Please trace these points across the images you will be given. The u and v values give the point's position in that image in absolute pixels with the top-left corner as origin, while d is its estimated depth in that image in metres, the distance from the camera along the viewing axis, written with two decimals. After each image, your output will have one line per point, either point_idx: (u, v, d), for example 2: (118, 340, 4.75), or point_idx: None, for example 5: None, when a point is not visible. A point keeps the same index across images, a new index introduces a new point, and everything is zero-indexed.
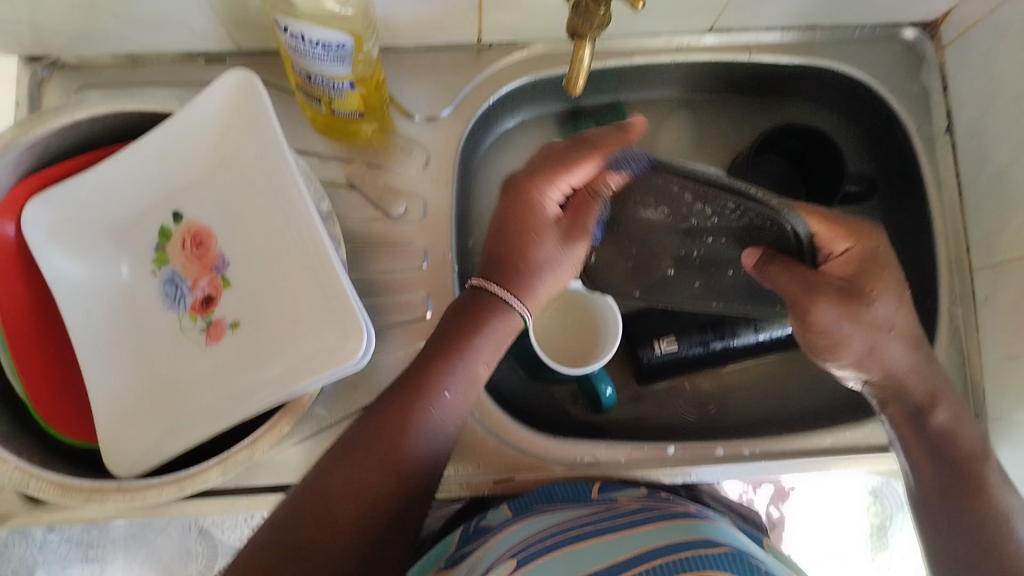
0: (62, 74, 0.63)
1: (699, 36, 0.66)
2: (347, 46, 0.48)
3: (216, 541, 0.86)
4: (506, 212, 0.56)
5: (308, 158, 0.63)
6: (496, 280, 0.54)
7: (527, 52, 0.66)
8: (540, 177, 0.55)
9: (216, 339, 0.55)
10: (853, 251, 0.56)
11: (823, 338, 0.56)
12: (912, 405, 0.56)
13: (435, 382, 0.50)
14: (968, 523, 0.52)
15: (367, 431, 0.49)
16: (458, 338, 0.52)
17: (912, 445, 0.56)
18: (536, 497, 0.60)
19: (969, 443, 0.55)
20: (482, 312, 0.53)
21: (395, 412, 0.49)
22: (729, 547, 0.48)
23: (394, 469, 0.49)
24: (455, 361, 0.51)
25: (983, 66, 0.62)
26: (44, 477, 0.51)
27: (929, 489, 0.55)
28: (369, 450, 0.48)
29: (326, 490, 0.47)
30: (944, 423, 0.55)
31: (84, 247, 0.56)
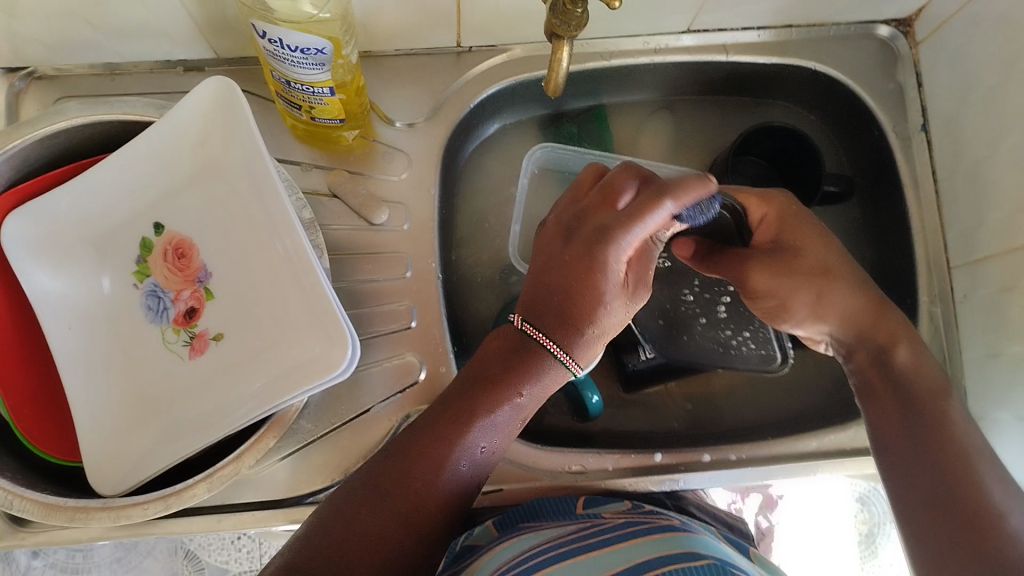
0: (39, 85, 0.62)
1: (677, 37, 0.67)
2: (325, 51, 0.48)
3: (202, 564, 0.87)
4: (559, 257, 0.51)
5: (289, 167, 0.62)
6: (550, 334, 0.51)
7: (509, 55, 0.66)
8: (612, 229, 0.49)
9: (200, 352, 0.54)
10: (768, 216, 0.59)
11: (771, 301, 0.59)
12: (872, 348, 0.55)
13: (474, 431, 0.49)
14: (929, 459, 0.49)
15: (397, 468, 0.48)
16: (500, 387, 0.50)
17: (877, 386, 0.54)
18: (522, 514, 0.59)
19: (928, 380, 0.53)
20: (530, 359, 0.51)
21: (429, 457, 0.48)
22: (714, 559, 0.48)
23: (419, 516, 0.48)
24: (494, 409, 0.50)
25: (957, 62, 0.63)
26: (27, 496, 0.50)
27: (893, 432, 0.52)
28: (397, 488, 0.48)
29: (348, 531, 0.46)
30: (906, 362, 0.53)
31: (65, 262, 0.55)
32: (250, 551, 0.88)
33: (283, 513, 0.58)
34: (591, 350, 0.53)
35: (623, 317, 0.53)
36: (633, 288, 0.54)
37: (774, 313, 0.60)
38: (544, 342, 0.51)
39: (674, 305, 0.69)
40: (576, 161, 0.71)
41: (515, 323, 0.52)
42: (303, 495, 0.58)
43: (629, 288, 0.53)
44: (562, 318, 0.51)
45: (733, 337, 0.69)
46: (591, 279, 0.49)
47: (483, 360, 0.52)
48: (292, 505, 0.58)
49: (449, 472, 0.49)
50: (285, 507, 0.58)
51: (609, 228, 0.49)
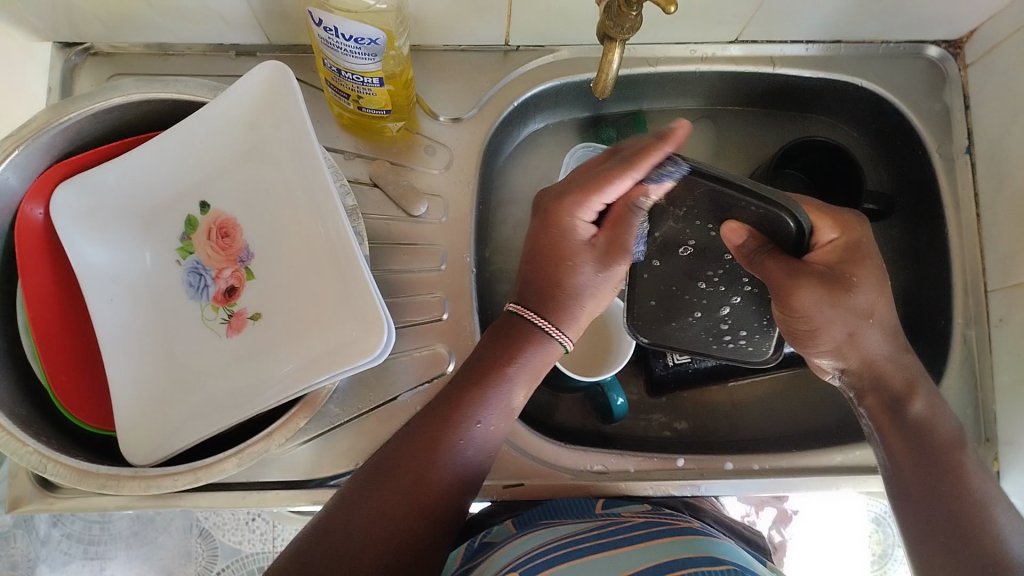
0: (95, 61, 0.64)
1: (724, 47, 0.67)
2: (378, 42, 0.49)
3: (216, 543, 0.88)
4: (542, 225, 0.56)
5: (334, 155, 0.63)
6: (540, 311, 0.55)
7: (554, 55, 0.67)
8: (575, 197, 0.54)
9: (237, 330, 0.55)
10: (838, 241, 0.54)
11: (801, 323, 0.55)
12: (885, 395, 0.55)
13: (475, 410, 0.52)
14: (946, 515, 0.50)
15: (398, 449, 0.50)
16: (498, 364, 0.53)
17: (888, 435, 0.55)
18: (541, 513, 0.60)
19: (946, 434, 0.53)
20: (522, 340, 0.55)
21: (433, 435, 0.51)
22: (734, 565, 0.48)
23: (427, 497, 0.50)
24: (492, 389, 0.53)
25: (1007, 88, 0.63)
26: (61, 461, 0.51)
27: (908, 483, 0.53)
28: (401, 468, 0.50)
29: (359, 513, 0.48)
30: (921, 414, 0.54)
31: (110, 234, 0.56)
32: (263, 533, 0.89)
33: (305, 492, 0.59)
34: (578, 322, 0.57)
35: (602, 288, 0.56)
36: (603, 254, 0.56)
37: (795, 334, 0.56)
38: (530, 318, 0.55)
39: (682, 295, 0.61)
40: None
41: (509, 309, 0.57)
42: (327, 479, 0.59)
43: (598, 254, 0.56)
44: (544, 293, 0.56)
45: (729, 341, 0.63)
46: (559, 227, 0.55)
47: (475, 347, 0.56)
48: (316, 486, 0.59)
49: (450, 448, 0.51)
50: (309, 487, 0.59)
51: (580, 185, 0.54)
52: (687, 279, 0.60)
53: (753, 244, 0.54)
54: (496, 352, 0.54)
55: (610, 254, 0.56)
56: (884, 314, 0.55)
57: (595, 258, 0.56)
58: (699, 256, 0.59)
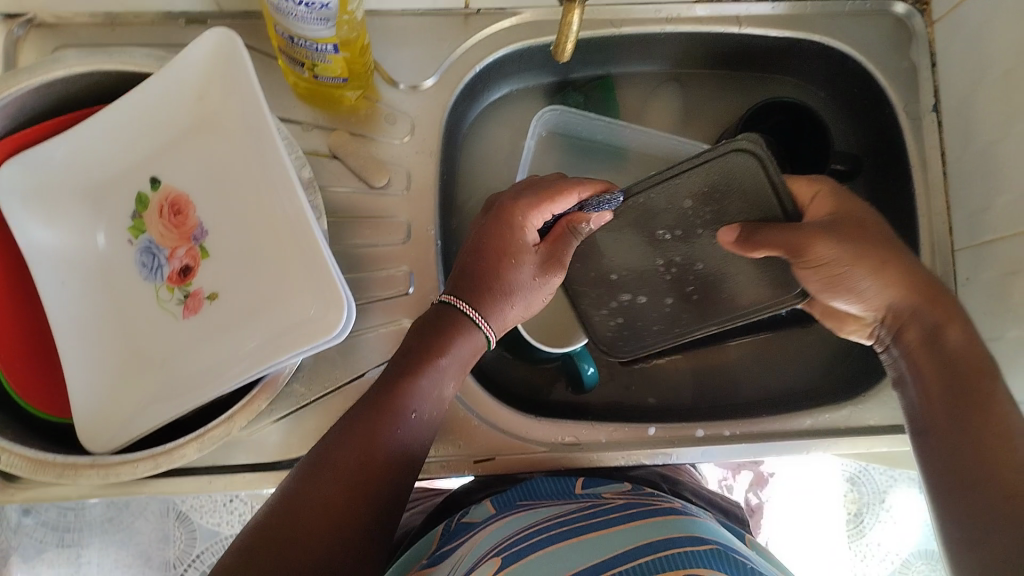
0: (39, 33, 0.61)
1: (689, 7, 0.66)
2: (330, 6, 0.47)
3: (195, 525, 0.87)
4: (481, 229, 0.57)
5: (291, 126, 0.61)
6: (469, 301, 0.54)
7: (517, 19, 0.65)
8: (521, 202, 0.56)
9: (194, 311, 0.53)
10: (821, 194, 0.56)
11: (835, 269, 0.53)
12: (928, 323, 0.52)
13: (409, 392, 0.51)
14: (967, 441, 0.48)
15: (338, 438, 0.49)
16: (426, 350, 0.52)
17: (921, 366, 0.52)
18: (519, 493, 0.60)
19: (979, 362, 0.51)
20: (450, 325, 0.54)
21: (371, 419, 0.50)
22: (717, 544, 0.47)
23: (366, 484, 0.49)
24: (423, 373, 0.52)
25: (974, 42, 0.62)
26: (15, 450, 0.49)
27: (933, 413, 0.50)
28: (337, 454, 0.48)
29: (298, 503, 0.46)
30: (957, 343, 0.51)
31: (59, 214, 0.54)
32: (242, 514, 0.87)
33: (275, 474, 0.58)
34: (503, 316, 0.56)
35: (533, 294, 0.57)
36: (542, 262, 0.57)
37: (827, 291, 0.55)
38: (460, 306, 0.54)
39: (641, 262, 0.63)
40: (586, 125, 0.71)
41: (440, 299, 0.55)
42: (295, 459, 0.58)
43: (537, 259, 0.57)
44: (477, 282, 0.55)
45: (605, 315, 0.66)
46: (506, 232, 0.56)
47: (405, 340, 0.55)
48: (284, 468, 0.58)
49: (390, 432, 0.50)
50: (277, 470, 0.58)
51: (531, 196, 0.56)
52: (651, 257, 0.62)
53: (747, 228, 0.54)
54: (429, 339, 0.53)
55: (552, 265, 0.57)
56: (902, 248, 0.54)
57: (534, 261, 0.57)
58: (674, 242, 0.60)
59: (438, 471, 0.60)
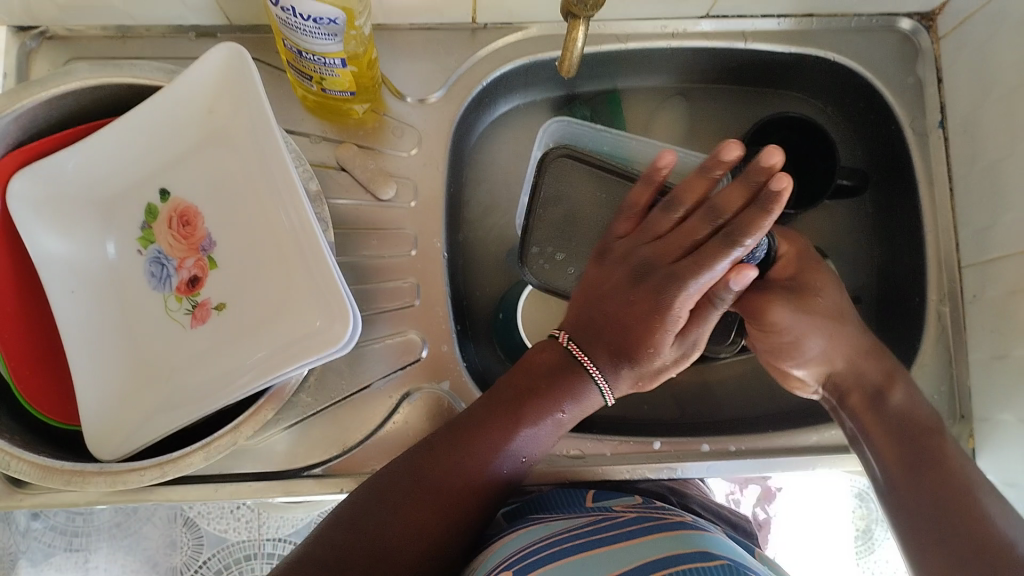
0: (51, 45, 0.62)
1: (695, 22, 0.66)
2: (338, 22, 0.48)
3: (201, 531, 0.86)
4: (618, 293, 0.54)
5: (298, 138, 0.62)
6: (598, 362, 0.54)
7: (523, 33, 0.65)
8: (678, 280, 0.51)
9: (201, 321, 0.54)
10: (789, 253, 0.60)
11: (784, 337, 0.57)
12: (870, 387, 0.56)
13: (518, 436, 0.53)
14: (924, 495, 0.50)
15: (441, 468, 0.51)
16: (544, 399, 0.53)
17: (871, 428, 0.55)
18: (533, 507, 0.60)
19: (926, 420, 0.54)
20: (571, 377, 0.54)
21: (472, 454, 0.51)
22: (728, 559, 0.47)
23: (457, 505, 0.51)
24: (538, 421, 0.53)
25: (979, 60, 0.62)
26: (24, 457, 0.50)
27: (891, 472, 0.53)
28: (437, 480, 0.50)
29: (391, 511, 0.49)
30: (900, 402, 0.55)
31: (70, 224, 0.55)
32: (248, 521, 0.86)
33: (279, 484, 0.58)
34: (627, 370, 0.55)
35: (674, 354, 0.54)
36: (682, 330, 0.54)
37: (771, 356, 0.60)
38: (584, 364, 0.54)
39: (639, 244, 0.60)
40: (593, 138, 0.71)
41: (560, 340, 0.56)
42: (300, 468, 0.58)
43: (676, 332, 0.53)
44: (600, 335, 0.54)
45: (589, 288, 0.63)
46: (656, 322, 0.52)
47: (524, 372, 0.55)
48: (288, 477, 0.58)
49: (487, 469, 0.52)
50: (282, 478, 0.58)
51: (680, 273, 0.51)
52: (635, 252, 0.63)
53: None
54: (552, 387, 0.54)
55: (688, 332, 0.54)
56: (850, 314, 0.59)
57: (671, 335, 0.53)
58: None
59: None
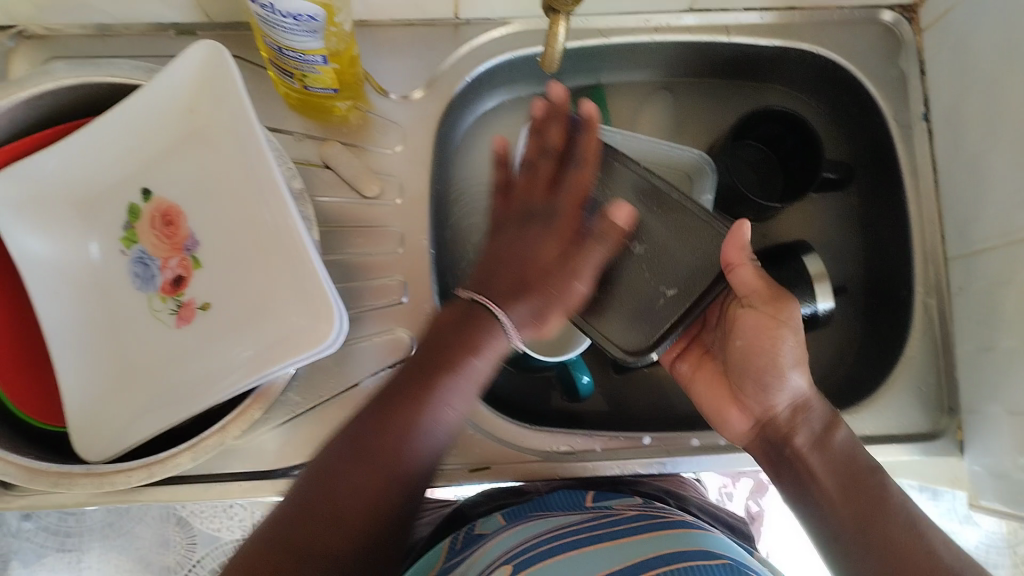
0: (30, 44, 0.62)
1: (677, 17, 0.66)
2: (318, 18, 0.47)
3: (195, 530, 0.86)
4: (516, 242, 0.54)
5: (282, 136, 0.61)
6: (496, 299, 0.51)
7: (507, 28, 0.65)
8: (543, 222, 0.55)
9: (187, 321, 0.54)
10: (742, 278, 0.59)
11: (760, 351, 0.55)
12: (814, 426, 0.55)
13: (440, 390, 0.48)
14: (878, 543, 0.50)
15: (365, 434, 0.46)
16: (459, 353, 0.49)
17: (815, 470, 0.54)
18: (530, 507, 0.60)
19: (865, 462, 0.53)
20: (481, 327, 0.50)
21: (392, 423, 0.46)
22: (728, 559, 0.48)
23: (390, 478, 0.46)
24: (455, 376, 0.48)
25: (962, 51, 0.62)
26: (8, 459, 0.50)
27: (840, 517, 0.52)
28: (363, 461, 0.46)
29: (321, 502, 0.45)
30: (844, 443, 0.54)
31: (53, 226, 0.55)
32: (242, 519, 0.86)
33: (267, 483, 0.58)
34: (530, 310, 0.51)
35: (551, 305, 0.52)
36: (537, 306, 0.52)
37: (714, 415, 0.61)
38: (493, 309, 0.50)
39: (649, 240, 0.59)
40: None
41: (465, 296, 0.51)
42: (290, 467, 0.58)
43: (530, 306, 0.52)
44: (517, 286, 0.52)
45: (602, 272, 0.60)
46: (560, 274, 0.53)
47: (436, 330, 0.51)
48: (279, 476, 0.58)
49: (413, 436, 0.47)
50: (273, 477, 0.58)
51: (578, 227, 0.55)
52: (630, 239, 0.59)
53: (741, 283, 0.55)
54: (462, 339, 0.49)
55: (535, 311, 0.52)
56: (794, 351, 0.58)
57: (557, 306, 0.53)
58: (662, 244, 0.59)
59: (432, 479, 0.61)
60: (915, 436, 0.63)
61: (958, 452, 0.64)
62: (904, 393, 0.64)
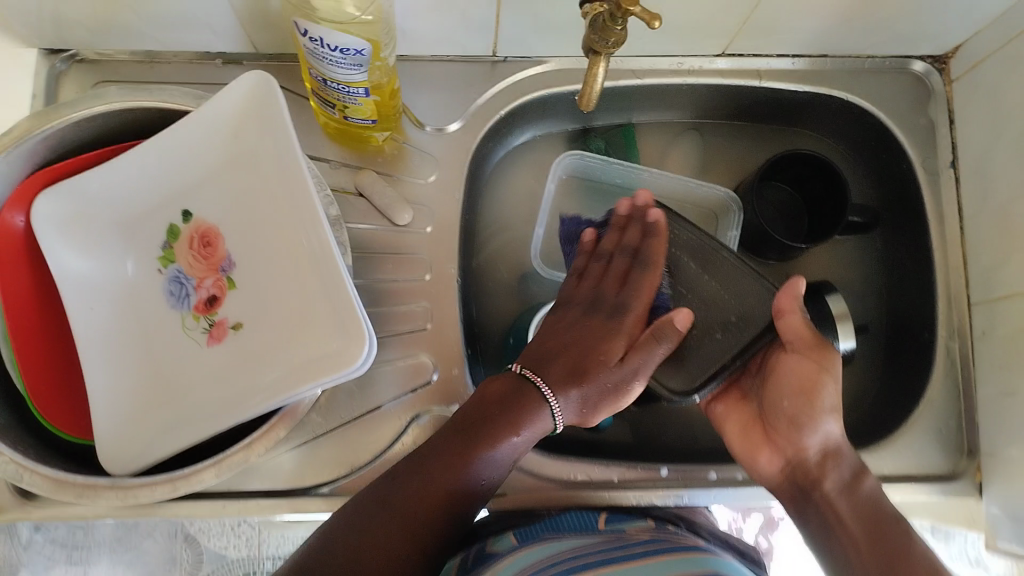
0: (80, 68, 0.63)
1: (710, 60, 0.67)
2: (364, 53, 0.49)
3: (201, 547, 0.82)
4: (570, 333, 0.58)
5: (319, 163, 0.63)
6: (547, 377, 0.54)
7: (543, 66, 0.67)
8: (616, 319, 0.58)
9: (218, 340, 0.55)
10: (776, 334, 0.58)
11: (799, 393, 0.56)
12: (843, 473, 0.55)
13: (478, 461, 0.51)
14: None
15: (401, 489, 0.50)
16: (501, 427, 0.51)
17: (842, 513, 0.53)
18: (544, 526, 0.58)
19: (890, 513, 0.52)
20: (525, 405, 0.53)
21: (426, 482, 0.50)
22: None
23: (417, 530, 0.49)
24: (494, 447, 0.51)
25: (992, 102, 0.63)
26: (39, 471, 0.51)
27: (864, 561, 0.50)
28: (399, 509, 0.49)
29: (352, 540, 0.48)
30: (871, 491, 0.54)
31: (92, 243, 0.56)
32: (247, 539, 0.83)
33: (286, 503, 0.59)
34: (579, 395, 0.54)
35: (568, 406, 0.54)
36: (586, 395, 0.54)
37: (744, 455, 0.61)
38: (545, 393, 0.53)
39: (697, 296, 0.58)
40: (604, 171, 0.72)
41: (515, 370, 0.55)
42: (309, 487, 0.59)
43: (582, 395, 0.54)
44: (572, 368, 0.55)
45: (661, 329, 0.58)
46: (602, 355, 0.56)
47: (480, 399, 0.53)
48: (298, 496, 0.59)
49: (446, 500, 0.50)
50: (291, 497, 0.59)
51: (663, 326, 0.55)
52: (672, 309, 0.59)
53: (795, 337, 0.55)
54: (509, 414, 0.52)
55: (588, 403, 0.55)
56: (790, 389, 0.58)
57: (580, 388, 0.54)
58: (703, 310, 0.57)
59: None
60: (933, 480, 0.63)
61: (977, 493, 0.63)
62: (924, 436, 0.64)
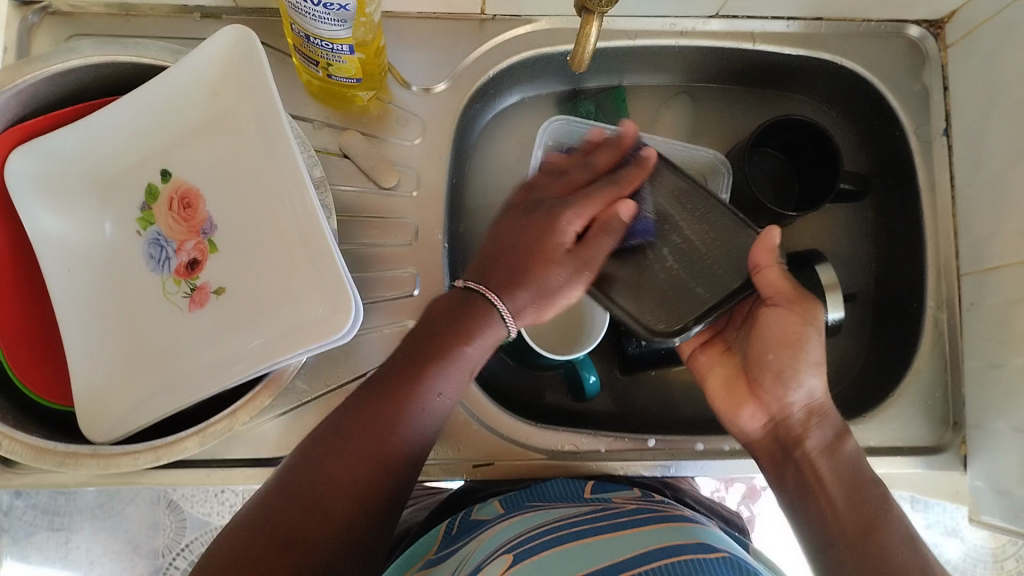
0: (53, 20, 0.61)
1: (703, 22, 0.66)
2: (348, 8, 0.47)
3: (185, 514, 0.81)
4: (520, 231, 0.54)
5: (302, 123, 0.61)
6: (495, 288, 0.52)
7: (532, 26, 0.65)
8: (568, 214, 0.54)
9: (200, 305, 0.53)
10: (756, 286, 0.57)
11: (783, 349, 0.55)
12: (826, 433, 0.55)
13: (431, 376, 0.50)
14: (876, 556, 0.49)
15: (355, 416, 0.48)
16: (451, 339, 0.50)
17: (823, 475, 0.53)
18: (529, 495, 0.59)
19: (868, 475, 0.53)
20: (474, 315, 0.51)
21: (382, 406, 0.48)
22: (727, 552, 0.48)
23: (378, 458, 0.48)
24: (446, 361, 0.50)
25: (987, 69, 0.62)
26: (18, 437, 0.49)
27: (842, 528, 0.51)
28: (357, 437, 0.48)
29: (312, 477, 0.46)
30: (852, 453, 0.54)
31: (68, 204, 0.54)
32: (233, 505, 0.81)
33: (271, 470, 0.58)
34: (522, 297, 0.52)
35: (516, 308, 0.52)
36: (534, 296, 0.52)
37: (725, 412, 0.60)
38: (491, 298, 0.51)
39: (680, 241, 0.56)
40: None
41: (460, 284, 0.53)
42: None
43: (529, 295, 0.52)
44: (515, 267, 0.52)
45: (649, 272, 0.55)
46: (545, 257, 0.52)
47: (426, 317, 0.52)
48: (282, 463, 0.58)
49: (402, 422, 0.49)
50: (276, 465, 0.58)
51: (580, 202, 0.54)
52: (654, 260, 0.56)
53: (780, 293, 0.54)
54: (458, 323, 0.51)
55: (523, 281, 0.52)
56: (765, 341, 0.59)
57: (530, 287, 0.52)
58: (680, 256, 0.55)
59: (436, 474, 0.60)
60: (918, 449, 0.64)
61: (961, 466, 0.64)
62: (911, 407, 0.64)
